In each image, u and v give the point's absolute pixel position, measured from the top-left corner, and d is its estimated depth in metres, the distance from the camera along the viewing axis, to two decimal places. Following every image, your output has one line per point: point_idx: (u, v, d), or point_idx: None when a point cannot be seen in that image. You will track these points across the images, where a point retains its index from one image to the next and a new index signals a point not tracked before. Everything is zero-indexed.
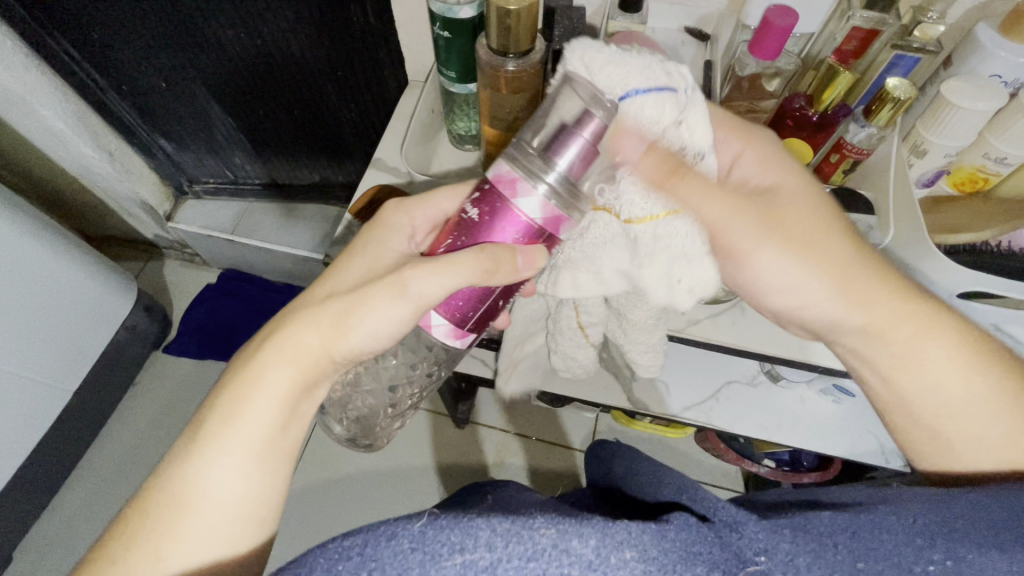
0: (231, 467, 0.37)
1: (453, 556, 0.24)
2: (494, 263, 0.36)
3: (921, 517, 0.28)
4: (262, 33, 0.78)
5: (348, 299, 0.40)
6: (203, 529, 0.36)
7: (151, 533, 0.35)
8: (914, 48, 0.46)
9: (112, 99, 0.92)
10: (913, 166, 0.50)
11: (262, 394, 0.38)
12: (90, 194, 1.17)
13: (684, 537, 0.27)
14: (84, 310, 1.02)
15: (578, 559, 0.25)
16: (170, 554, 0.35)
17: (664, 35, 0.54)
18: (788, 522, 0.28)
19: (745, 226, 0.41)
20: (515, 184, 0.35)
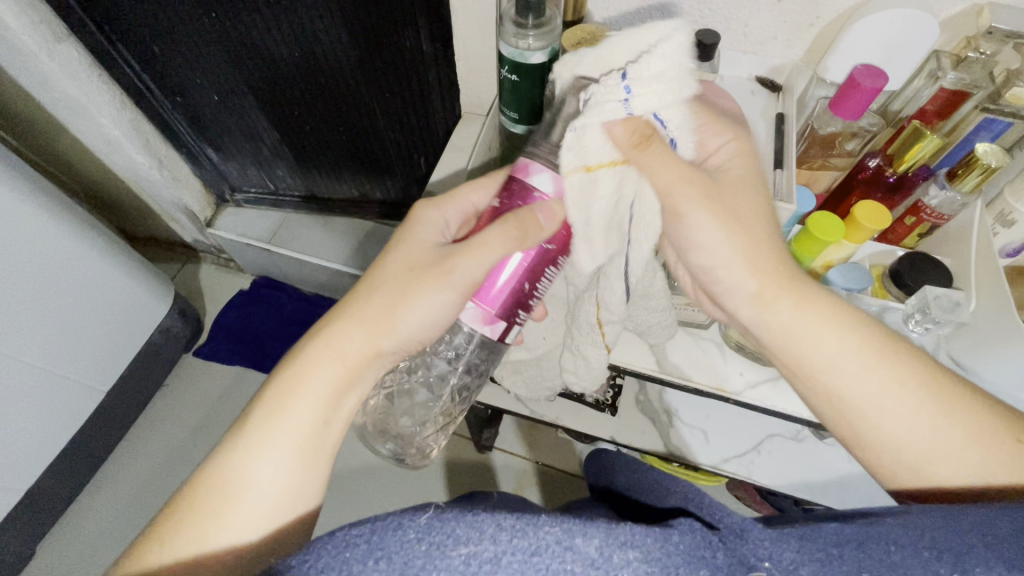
0: (277, 455, 0.40)
1: (459, 548, 0.25)
2: (521, 229, 0.39)
3: (929, 533, 0.27)
4: (315, 51, 0.78)
5: (408, 287, 0.44)
6: (251, 518, 0.39)
7: (200, 513, 0.38)
8: (1004, 114, 0.43)
9: (164, 107, 0.94)
10: (997, 235, 0.47)
11: (305, 393, 0.41)
12: (135, 198, 1.19)
13: (688, 540, 0.27)
14: (122, 311, 1.04)
15: (580, 555, 0.25)
16: (215, 535, 0.37)
17: (733, 85, 0.51)
18: (793, 532, 0.28)
19: (687, 189, 0.40)
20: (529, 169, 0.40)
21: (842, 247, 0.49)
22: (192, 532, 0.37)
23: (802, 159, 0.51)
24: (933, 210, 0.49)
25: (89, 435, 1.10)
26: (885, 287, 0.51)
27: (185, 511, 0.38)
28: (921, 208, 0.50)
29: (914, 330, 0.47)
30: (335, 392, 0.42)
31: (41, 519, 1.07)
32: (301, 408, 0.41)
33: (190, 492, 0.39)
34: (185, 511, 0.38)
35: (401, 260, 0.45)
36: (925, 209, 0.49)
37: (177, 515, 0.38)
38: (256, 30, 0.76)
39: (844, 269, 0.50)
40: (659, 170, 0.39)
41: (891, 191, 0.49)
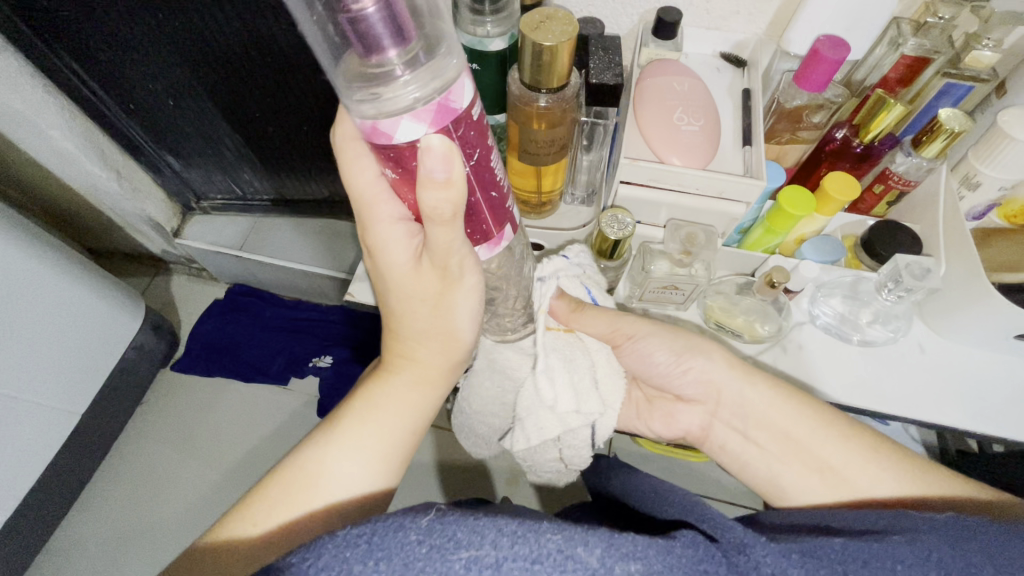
0: (360, 454, 0.40)
1: (460, 552, 0.27)
2: (452, 204, 0.32)
3: (934, 550, 0.30)
4: (270, 49, 0.75)
5: (430, 314, 0.40)
6: (327, 509, 0.39)
7: (284, 496, 0.39)
8: (966, 76, 0.44)
9: (118, 116, 0.90)
10: (963, 199, 0.48)
11: (379, 405, 0.42)
12: (95, 212, 1.15)
13: (690, 554, 0.29)
14: (90, 329, 1.00)
15: (582, 565, 0.27)
16: (297, 516, 0.39)
17: (698, 63, 0.50)
18: (797, 548, 0.30)
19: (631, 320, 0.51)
20: (387, 133, 0.29)
21: (813, 220, 0.50)
22: (272, 511, 0.39)
23: (771, 134, 0.50)
24: (900, 177, 0.49)
25: (68, 459, 1.07)
26: (858, 257, 0.52)
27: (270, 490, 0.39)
28: (888, 176, 0.50)
29: (887, 297, 0.48)
30: (418, 403, 0.43)
31: (22, 549, 1.04)
32: (383, 424, 0.41)
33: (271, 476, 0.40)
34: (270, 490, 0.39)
35: (407, 290, 0.40)
36: (893, 176, 0.50)
37: (262, 499, 0.39)
38: (205, 28, 0.72)
39: (816, 242, 0.51)
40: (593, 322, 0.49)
41: (858, 161, 0.49)
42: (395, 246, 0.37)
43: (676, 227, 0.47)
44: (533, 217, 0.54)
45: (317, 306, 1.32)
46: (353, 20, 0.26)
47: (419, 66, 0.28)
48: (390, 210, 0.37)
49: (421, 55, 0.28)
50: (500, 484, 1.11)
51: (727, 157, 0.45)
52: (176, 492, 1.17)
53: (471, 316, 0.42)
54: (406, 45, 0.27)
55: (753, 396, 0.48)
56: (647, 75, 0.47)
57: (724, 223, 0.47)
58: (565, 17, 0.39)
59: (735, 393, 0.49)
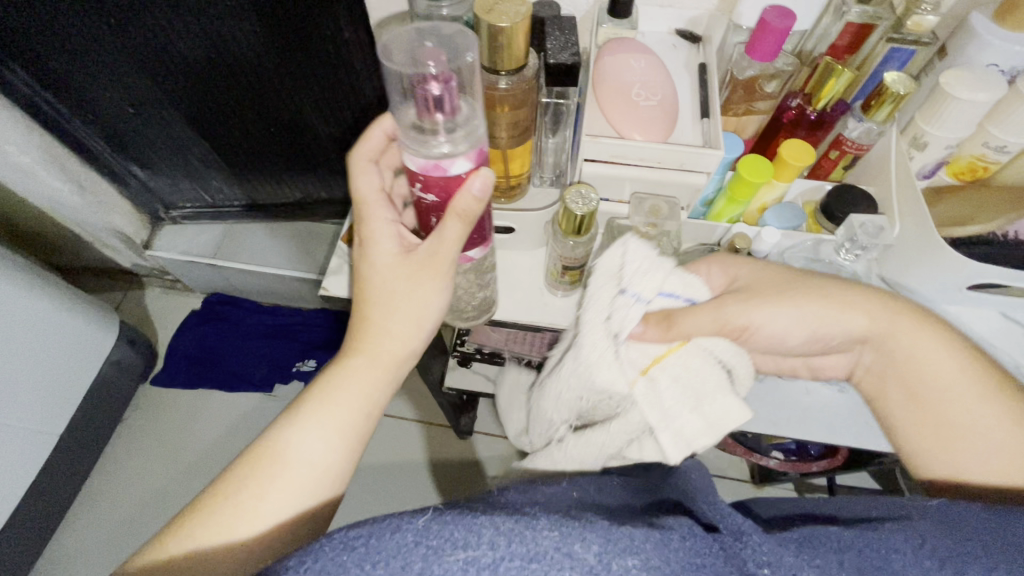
0: (322, 431, 0.41)
1: (455, 552, 0.26)
2: (472, 213, 0.40)
3: (929, 540, 0.28)
4: (230, 50, 0.74)
5: (398, 291, 0.43)
6: (287, 493, 0.39)
7: (248, 482, 0.39)
8: (908, 41, 0.46)
9: (76, 127, 0.87)
10: (913, 159, 0.50)
11: (337, 386, 0.42)
12: (61, 228, 1.12)
13: (688, 546, 0.28)
14: (63, 348, 0.98)
15: (579, 563, 0.26)
16: (254, 505, 0.38)
17: (654, 40, 0.51)
18: (795, 542, 0.30)
19: (737, 302, 0.45)
20: (443, 166, 0.38)
21: (773, 187, 0.51)
22: (231, 502, 0.38)
23: (728, 106, 0.51)
24: (854, 141, 0.51)
25: (49, 482, 1.04)
26: (818, 222, 0.53)
27: (234, 478, 0.39)
28: (842, 141, 0.52)
29: (846, 258, 0.50)
30: (371, 390, 0.43)
31: None
32: (341, 407, 0.42)
33: (239, 462, 0.41)
34: (234, 478, 0.39)
35: (384, 273, 0.43)
36: (847, 142, 0.51)
37: (221, 512, 0.38)
38: (162, 31, 0.71)
39: (779, 210, 0.52)
40: (696, 325, 0.43)
41: (812, 129, 0.51)
42: (388, 244, 0.44)
43: (641, 200, 0.47)
44: (504, 202, 0.54)
45: (299, 310, 1.32)
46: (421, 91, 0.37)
47: (466, 127, 0.39)
48: (385, 212, 0.45)
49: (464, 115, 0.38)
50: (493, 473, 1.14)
51: (685, 130, 0.46)
52: (164, 507, 1.16)
53: (433, 302, 0.44)
54: (457, 115, 0.38)
55: (894, 347, 0.45)
56: (604, 54, 0.48)
57: (687, 195, 0.48)
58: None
59: (880, 343, 0.45)
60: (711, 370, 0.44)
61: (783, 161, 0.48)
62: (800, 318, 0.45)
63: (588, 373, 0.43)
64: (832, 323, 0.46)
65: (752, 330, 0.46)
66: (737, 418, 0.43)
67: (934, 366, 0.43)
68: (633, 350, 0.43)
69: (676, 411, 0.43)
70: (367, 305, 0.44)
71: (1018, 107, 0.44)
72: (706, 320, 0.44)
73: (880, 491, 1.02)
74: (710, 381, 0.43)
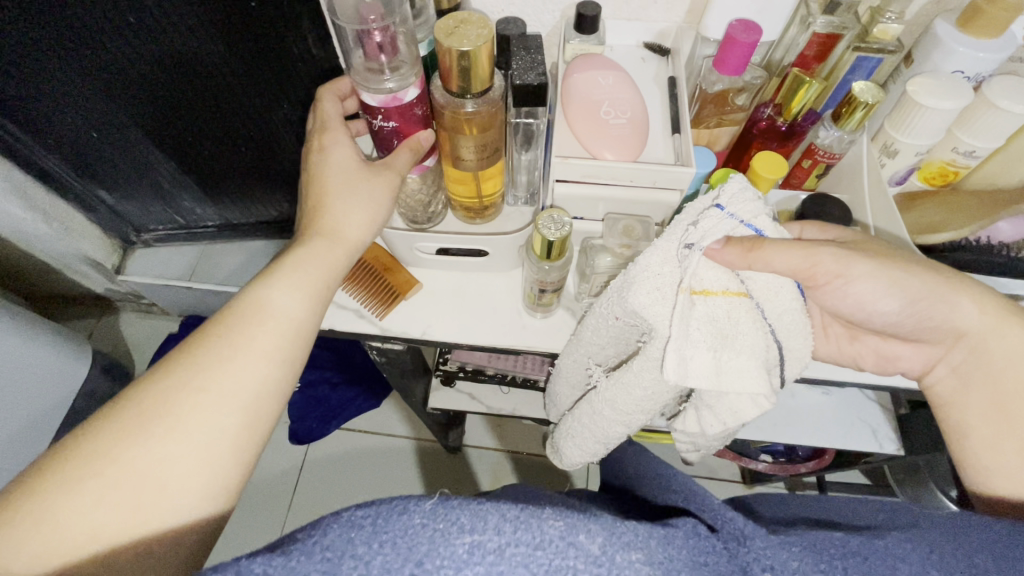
0: (258, 344, 0.39)
1: (462, 536, 0.24)
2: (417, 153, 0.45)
3: (937, 549, 0.27)
4: (193, 68, 0.72)
5: (356, 180, 0.45)
6: (213, 411, 0.36)
7: (156, 407, 0.35)
8: (874, 49, 0.46)
9: (37, 152, 0.83)
10: (885, 166, 0.51)
11: (309, 262, 0.42)
12: (26, 257, 1.08)
13: (692, 545, 0.27)
14: (32, 380, 0.94)
15: (584, 553, 0.24)
16: (169, 429, 0.34)
17: (623, 54, 0.51)
18: (796, 541, 0.28)
19: (833, 254, 0.41)
20: (401, 98, 0.41)
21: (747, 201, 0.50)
22: (137, 426, 0.34)
23: (699, 120, 0.51)
24: (825, 150, 0.51)
25: None
26: None
27: (140, 404, 0.35)
28: (814, 150, 0.51)
29: None
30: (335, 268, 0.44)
31: None
32: (264, 328, 0.39)
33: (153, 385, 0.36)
34: (140, 405, 0.35)
35: (345, 171, 0.45)
36: (818, 150, 0.51)
37: (139, 421, 0.34)
38: (120, 52, 0.68)
39: None
40: (780, 261, 0.39)
41: (784, 139, 0.50)
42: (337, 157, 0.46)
43: (612, 221, 0.47)
44: (479, 223, 0.54)
45: None
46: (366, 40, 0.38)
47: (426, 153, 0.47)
48: (341, 131, 0.47)
49: (409, 54, 0.41)
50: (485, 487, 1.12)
51: (657, 146, 0.46)
52: None
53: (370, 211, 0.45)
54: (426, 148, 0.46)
55: (993, 345, 0.43)
56: (572, 72, 0.47)
57: (661, 212, 0.48)
58: (479, 21, 0.38)
59: (979, 342, 0.43)
60: (753, 330, 0.39)
61: (756, 173, 0.48)
62: (894, 295, 0.43)
63: (637, 283, 0.41)
64: (935, 310, 0.43)
65: (838, 284, 0.43)
66: (746, 386, 0.39)
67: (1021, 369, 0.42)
68: (704, 265, 0.39)
69: (691, 340, 0.39)
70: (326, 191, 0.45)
71: (983, 113, 0.44)
72: (792, 262, 0.39)
73: (867, 486, 1.03)
74: (743, 335, 0.39)
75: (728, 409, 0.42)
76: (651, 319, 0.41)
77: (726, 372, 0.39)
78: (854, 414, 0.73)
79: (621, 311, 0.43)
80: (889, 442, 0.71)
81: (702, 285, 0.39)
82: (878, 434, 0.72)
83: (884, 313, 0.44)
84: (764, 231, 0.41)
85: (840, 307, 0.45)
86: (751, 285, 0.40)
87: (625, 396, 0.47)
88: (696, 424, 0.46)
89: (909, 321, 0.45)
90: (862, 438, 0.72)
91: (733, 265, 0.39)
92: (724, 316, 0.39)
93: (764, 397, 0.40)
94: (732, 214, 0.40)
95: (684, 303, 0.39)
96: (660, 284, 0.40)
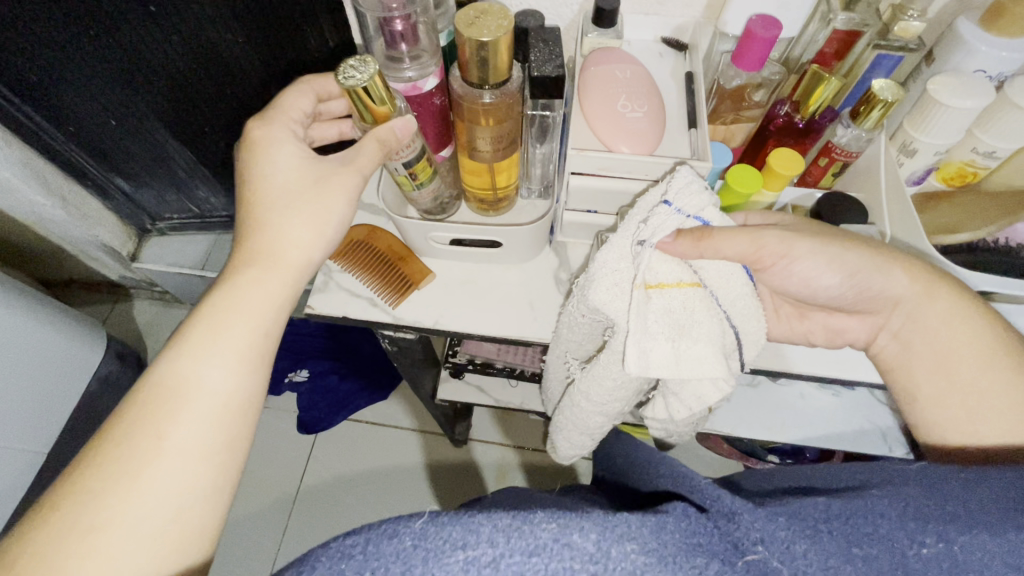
0: (220, 359, 0.38)
1: (455, 553, 0.24)
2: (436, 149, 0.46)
3: (912, 502, 0.27)
4: (212, 57, 0.73)
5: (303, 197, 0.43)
6: (190, 427, 0.36)
7: (138, 435, 0.35)
8: (896, 47, 0.45)
9: (56, 138, 0.84)
10: (903, 166, 0.50)
11: (232, 310, 0.40)
12: (45, 242, 1.10)
13: (684, 527, 0.26)
14: (48, 364, 0.96)
15: (579, 552, 0.25)
16: (147, 466, 0.34)
17: (641, 48, 0.51)
18: (781, 510, 0.27)
19: (776, 236, 0.41)
20: (420, 87, 0.42)
21: (761, 197, 0.51)
22: (120, 467, 0.34)
23: (716, 115, 0.51)
24: (843, 148, 0.51)
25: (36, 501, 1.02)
26: None
27: (114, 447, 0.35)
28: (831, 148, 0.52)
29: None
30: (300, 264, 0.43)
31: None
32: (233, 326, 0.39)
33: (124, 415, 0.36)
34: (115, 449, 0.34)
35: (293, 177, 0.43)
36: (836, 148, 0.51)
37: (109, 461, 0.34)
38: (140, 41, 0.69)
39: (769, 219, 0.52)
40: (728, 247, 0.39)
41: (801, 136, 0.50)
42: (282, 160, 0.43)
43: (624, 215, 0.47)
44: (493, 215, 0.55)
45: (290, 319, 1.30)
46: (388, 29, 0.38)
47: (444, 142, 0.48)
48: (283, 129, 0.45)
49: (429, 42, 0.41)
50: (490, 479, 1.13)
51: (672, 141, 0.46)
52: None
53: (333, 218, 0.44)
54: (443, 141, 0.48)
55: (926, 312, 0.42)
56: (589, 65, 0.48)
57: None
58: (500, 12, 0.38)
59: (914, 309, 0.42)
60: (707, 318, 0.39)
61: (771, 168, 0.48)
62: (842, 275, 0.43)
63: (596, 281, 0.40)
64: (873, 284, 0.43)
65: (784, 265, 0.43)
66: (706, 371, 0.39)
67: (955, 326, 0.41)
68: (655, 258, 0.39)
69: (650, 332, 0.39)
70: (260, 209, 0.42)
71: (1005, 113, 0.44)
72: (738, 248, 0.40)
73: None
74: (699, 323, 0.39)
75: (687, 395, 0.42)
76: (611, 314, 0.41)
77: (683, 361, 0.39)
78: (863, 417, 0.72)
79: (585, 308, 0.43)
80: (898, 445, 0.70)
81: (651, 276, 0.39)
82: (887, 437, 0.71)
83: (830, 291, 0.45)
84: (710, 219, 0.41)
85: (787, 286, 0.46)
86: (699, 272, 0.40)
87: (598, 388, 0.47)
88: (661, 411, 0.46)
89: (851, 295, 0.45)
90: (871, 441, 0.71)
91: (686, 255, 0.39)
92: (675, 305, 0.39)
93: (723, 381, 0.41)
94: (680, 208, 0.39)
95: (637, 295, 0.39)
96: (610, 273, 0.40)
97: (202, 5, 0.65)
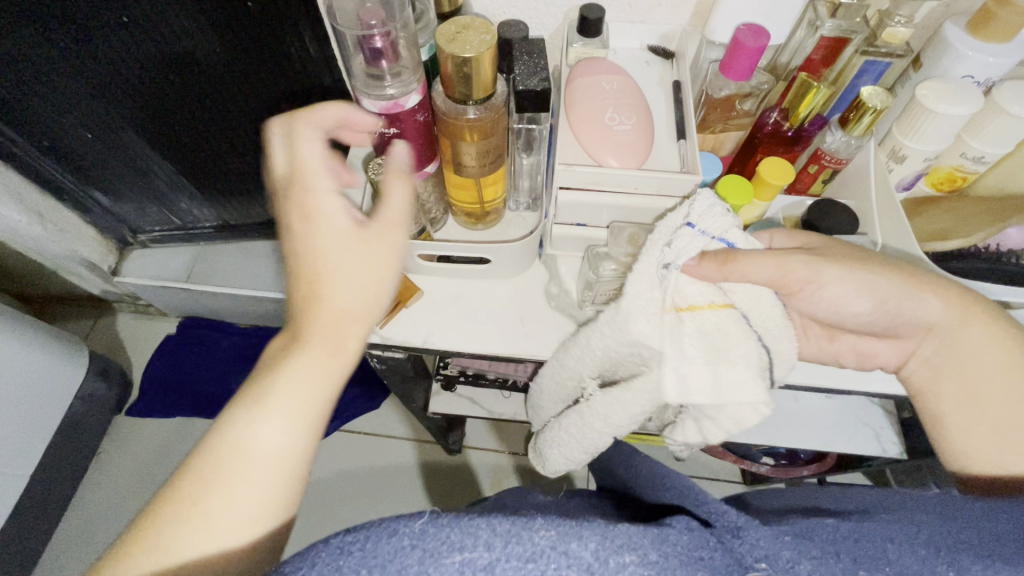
0: (284, 415, 0.34)
1: (452, 555, 0.23)
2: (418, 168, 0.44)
3: (923, 529, 0.26)
4: (189, 70, 0.71)
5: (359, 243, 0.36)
6: (255, 489, 0.32)
7: (206, 486, 0.32)
8: (882, 53, 0.45)
9: (29, 154, 0.81)
10: (892, 172, 0.50)
11: (299, 373, 0.34)
12: (21, 259, 1.07)
13: (686, 540, 0.26)
14: (27, 385, 0.93)
15: (577, 561, 0.23)
16: (213, 518, 0.31)
17: (627, 56, 0.50)
18: (789, 530, 0.27)
19: (802, 258, 0.41)
20: (402, 104, 0.40)
21: (753, 206, 0.50)
22: (182, 521, 0.31)
23: (705, 125, 0.50)
24: (832, 155, 0.50)
25: (20, 525, 0.99)
26: None
27: (177, 497, 0.31)
28: (820, 155, 0.51)
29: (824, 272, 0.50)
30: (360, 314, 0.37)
31: None
32: (292, 380, 0.34)
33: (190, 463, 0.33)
34: (178, 497, 0.32)
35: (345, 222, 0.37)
36: (825, 155, 0.50)
37: (174, 514, 0.31)
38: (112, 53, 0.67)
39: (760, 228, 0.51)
40: (756, 270, 0.39)
41: (791, 144, 0.49)
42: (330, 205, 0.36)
43: (616, 229, 0.47)
44: (482, 228, 0.54)
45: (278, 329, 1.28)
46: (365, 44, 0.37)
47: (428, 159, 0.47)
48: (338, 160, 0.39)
49: (410, 58, 0.40)
50: (485, 487, 1.12)
51: (661, 152, 0.46)
52: None
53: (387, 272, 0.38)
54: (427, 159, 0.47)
55: (964, 338, 0.41)
56: (575, 76, 0.47)
57: None
58: (482, 26, 0.37)
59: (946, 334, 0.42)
60: (743, 340, 0.39)
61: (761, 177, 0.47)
62: (868, 298, 0.42)
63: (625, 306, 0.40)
64: (904, 308, 0.42)
65: (811, 290, 0.42)
66: (743, 395, 0.39)
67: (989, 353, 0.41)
68: (684, 283, 0.39)
69: (686, 356, 0.39)
70: (313, 257, 0.36)
71: (994, 118, 0.44)
72: (766, 271, 0.39)
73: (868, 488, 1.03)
74: (734, 346, 0.39)
75: (718, 418, 0.41)
76: (640, 338, 0.40)
77: (720, 385, 0.39)
78: (857, 419, 0.72)
79: (611, 331, 0.43)
80: (893, 447, 0.70)
81: (684, 300, 0.40)
82: (881, 438, 0.71)
83: (857, 316, 0.43)
84: (737, 242, 0.40)
85: (816, 312, 0.44)
86: (732, 297, 0.40)
87: (620, 410, 0.46)
88: (692, 435, 0.45)
89: (879, 320, 0.43)
90: (865, 442, 0.71)
91: (711, 278, 0.39)
92: (710, 330, 0.39)
93: (761, 404, 0.40)
94: (704, 231, 0.40)
95: (670, 319, 0.39)
96: (639, 299, 0.40)
97: (176, 14, 0.63)
